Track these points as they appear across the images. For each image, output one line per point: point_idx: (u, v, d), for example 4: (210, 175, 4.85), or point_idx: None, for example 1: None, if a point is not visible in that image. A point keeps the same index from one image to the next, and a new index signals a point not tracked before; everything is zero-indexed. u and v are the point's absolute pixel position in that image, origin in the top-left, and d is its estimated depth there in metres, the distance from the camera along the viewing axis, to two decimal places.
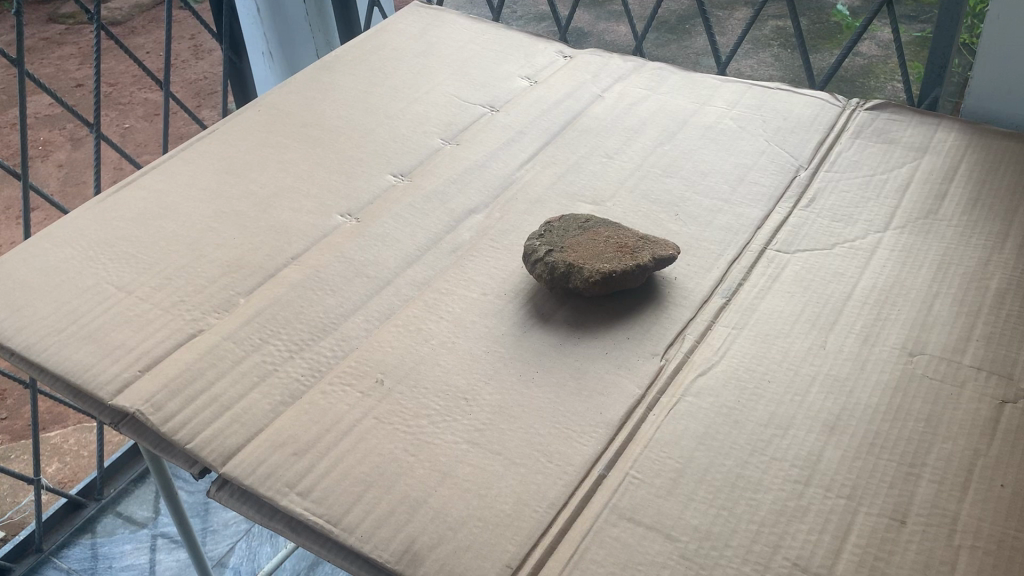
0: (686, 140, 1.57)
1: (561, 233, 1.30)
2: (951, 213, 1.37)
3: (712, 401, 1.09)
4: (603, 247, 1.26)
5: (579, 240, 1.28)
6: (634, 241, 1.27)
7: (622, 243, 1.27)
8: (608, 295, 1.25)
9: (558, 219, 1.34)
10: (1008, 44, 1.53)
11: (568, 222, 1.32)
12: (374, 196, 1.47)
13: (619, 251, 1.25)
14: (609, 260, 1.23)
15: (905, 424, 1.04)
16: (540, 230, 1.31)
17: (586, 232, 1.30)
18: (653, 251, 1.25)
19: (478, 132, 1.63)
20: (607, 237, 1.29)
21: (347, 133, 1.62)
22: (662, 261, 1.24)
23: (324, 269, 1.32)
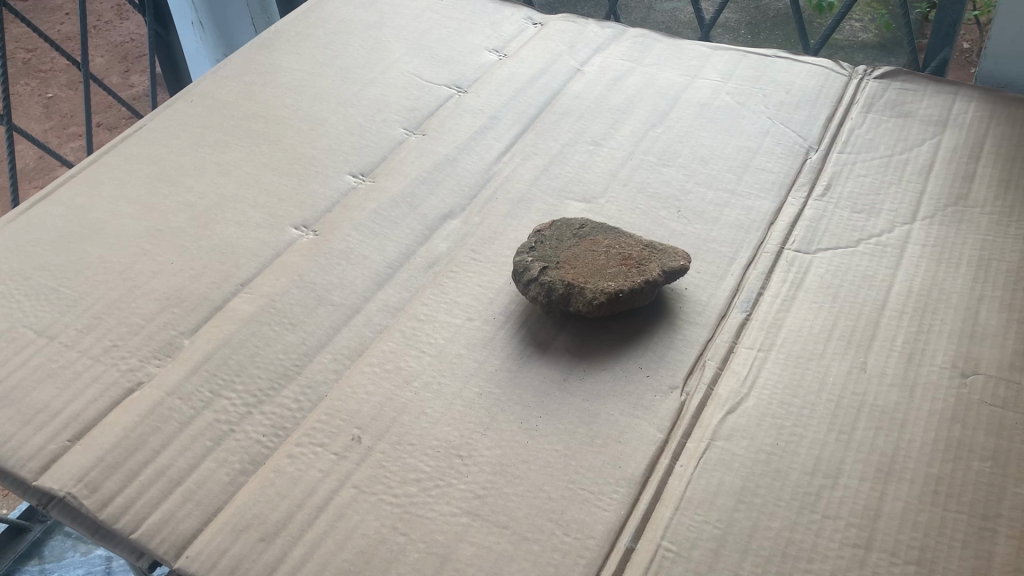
0: (680, 121, 1.41)
1: (554, 245, 1.13)
2: (982, 197, 1.22)
3: (746, 445, 0.94)
4: (605, 259, 1.10)
5: (577, 252, 1.11)
6: (639, 250, 1.11)
7: (626, 253, 1.11)
8: (614, 315, 1.09)
9: (549, 225, 1.17)
10: None
11: (561, 229, 1.16)
12: (332, 201, 1.28)
13: (623, 265, 1.09)
14: (612, 276, 1.07)
15: (969, 464, 0.90)
16: (529, 241, 1.14)
17: (584, 241, 1.13)
18: (663, 262, 1.09)
19: (445, 118, 1.44)
20: (608, 246, 1.12)
21: (296, 124, 1.42)
22: (672, 274, 1.08)
23: (281, 297, 1.13)
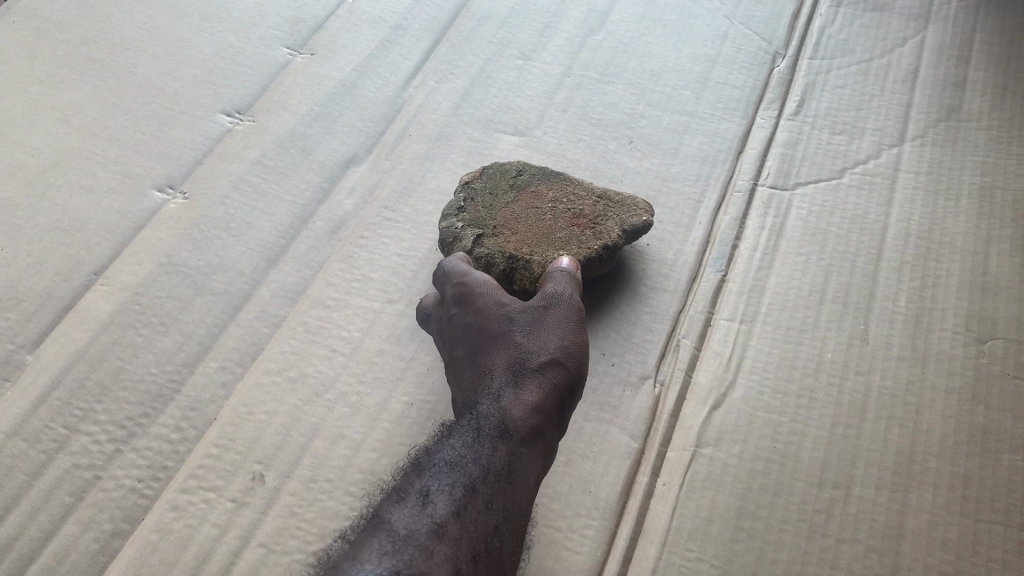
0: (622, 26, 1.19)
1: (488, 202, 0.93)
2: (977, 108, 1.05)
3: (739, 453, 0.78)
4: (552, 219, 0.90)
5: (517, 211, 0.91)
6: (592, 203, 0.91)
7: (576, 209, 0.91)
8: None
9: (478, 173, 0.95)
10: None
11: (494, 178, 0.95)
12: (204, 151, 1.03)
13: (574, 227, 0.89)
14: (563, 242, 0.87)
15: (999, 458, 0.76)
16: (456, 199, 0.93)
17: (523, 194, 0.93)
18: (621, 219, 0.90)
19: (338, 32, 1.18)
20: (553, 200, 0.92)
21: (150, 47, 1.13)
22: (633, 233, 0.89)
23: (148, 289, 0.90)
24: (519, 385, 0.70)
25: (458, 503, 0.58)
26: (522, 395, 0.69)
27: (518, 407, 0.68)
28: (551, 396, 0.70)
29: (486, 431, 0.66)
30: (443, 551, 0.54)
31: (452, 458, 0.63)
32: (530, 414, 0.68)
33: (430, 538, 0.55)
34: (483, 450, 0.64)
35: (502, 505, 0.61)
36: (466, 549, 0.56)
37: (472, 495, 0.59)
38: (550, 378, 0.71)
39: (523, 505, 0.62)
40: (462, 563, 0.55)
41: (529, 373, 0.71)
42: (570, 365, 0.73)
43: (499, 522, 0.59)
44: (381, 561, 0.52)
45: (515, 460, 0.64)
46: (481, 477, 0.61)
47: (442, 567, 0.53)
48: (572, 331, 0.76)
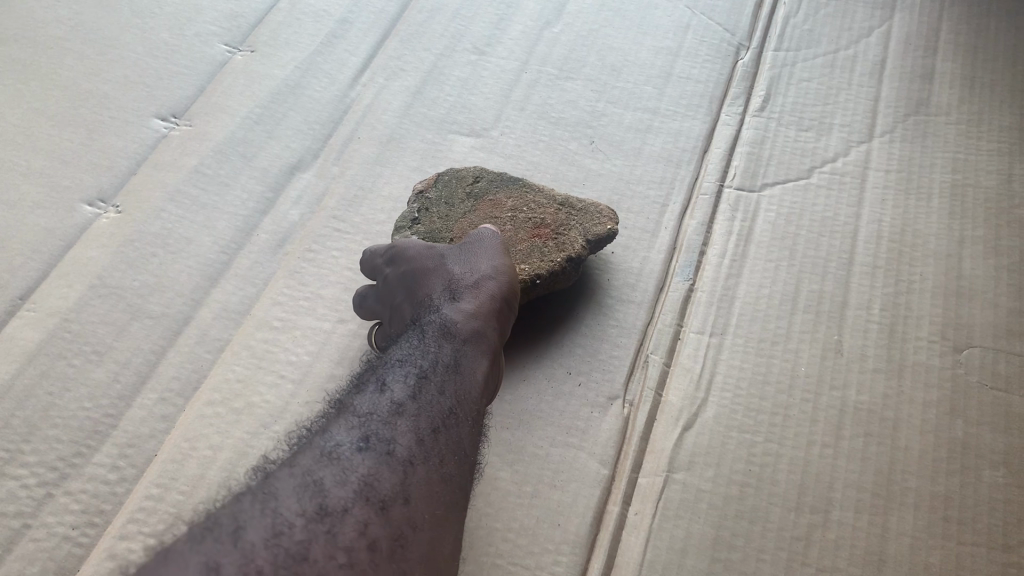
0: (580, 18, 1.14)
1: (444, 211, 0.87)
2: (946, 101, 1.02)
3: (713, 477, 0.74)
4: (511, 228, 0.85)
5: (474, 221, 0.86)
6: (554, 212, 0.86)
7: (537, 219, 0.86)
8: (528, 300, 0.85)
9: (432, 181, 0.91)
10: None
11: (450, 185, 0.90)
12: (138, 159, 0.96)
13: (536, 237, 0.84)
14: (524, 253, 0.82)
15: (980, 476, 0.74)
16: (410, 208, 0.88)
17: (481, 203, 0.88)
18: (584, 228, 0.85)
19: (280, 26, 1.11)
20: (513, 209, 0.87)
21: (76, 45, 1.06)
22: (597, 243, 0.84)
23: (79, 315, 0.83)
24: (456, 299, 0.73)
25: (413, 389, 0.61)
26: (462, 304, 0.72)
27: (457, 317, 0.71)
28: (492, 301, 0.74)
29: (429, 337, 0.69)
30: (405, 426, 0.58)
31: (402, 354, 0.66)
32: (470, 320, 0.71)
33: (391, 416, 0.58)
34: (430, 346, 0.67)
35: (454, 389, 0.64)
36: (425, 423, 0.59)
37: (426, 380, 0.63)
38: (484, 289, 0.74)
39: (475, 388, 0.66)
40: (424, 434, 0.58)
41: (465, 290, 0.74)
42: (505, 275, 0.76)
43: (454, 402, 0.63)
44: (349, 433, 0.56)
45: (462, 354, 0.67)
46: (431, 367, 0.65)
47: (404, 435, 0.57)
48: (500, 254, 0.78)
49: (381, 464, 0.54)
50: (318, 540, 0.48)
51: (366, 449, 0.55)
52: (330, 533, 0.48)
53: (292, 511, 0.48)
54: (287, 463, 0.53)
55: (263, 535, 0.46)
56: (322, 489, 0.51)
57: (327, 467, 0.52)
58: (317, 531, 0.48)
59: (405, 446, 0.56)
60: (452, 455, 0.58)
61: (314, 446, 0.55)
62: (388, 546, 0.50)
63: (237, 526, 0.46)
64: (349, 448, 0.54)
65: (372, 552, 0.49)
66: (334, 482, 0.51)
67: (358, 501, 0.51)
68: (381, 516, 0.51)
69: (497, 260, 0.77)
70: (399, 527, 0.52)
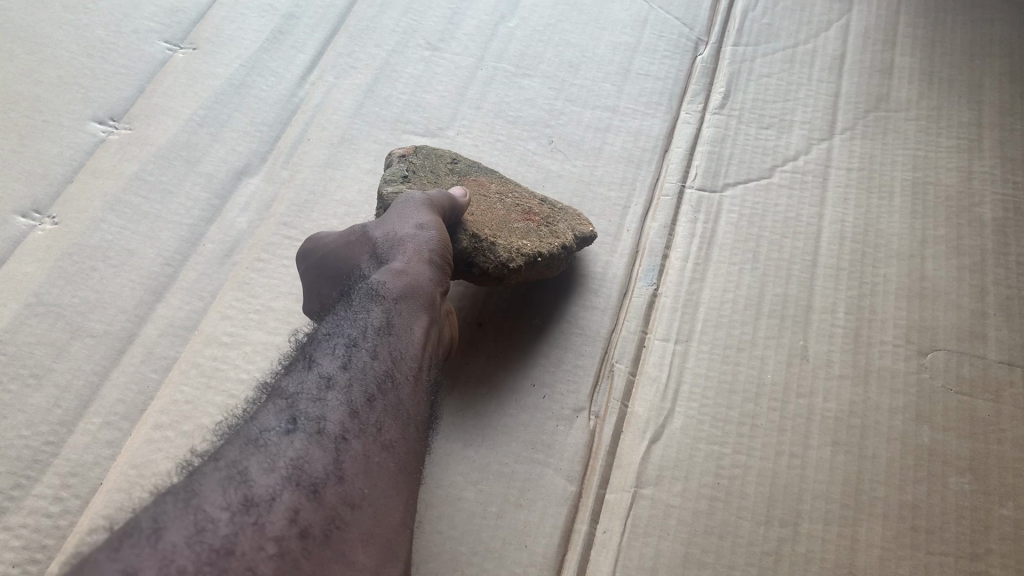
0: (535, 11, 1.11)
1: (432, 180, 0.83)
2: (905, 96, 1.01)
3: (682, 492, 0.73)
4: (503, 208, 0.82)
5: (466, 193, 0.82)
6: (540, 203, 0.85)
7: (525, 206, 0.84)
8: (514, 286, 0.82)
9: (413, 151, 0.86)
10: None
11: (431, 159, 0.86)
12: (74, 166, 0.91)
13: (527, 219, 0.81)
14: (522, 230, 0.80)
15: (947, 483, 0.73)
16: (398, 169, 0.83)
17: (465, 181, 0.85)
18: (571, 223, 0.84)
19: (223, 22, 1.06)
20: (498, 194, 0.84)
21: (3, 43, 1.00)
22: (580, 241, 0.83)
23: (15, 337, 0.79)
24: (385, 262, 0.71)
25: (342, 362, 0.58)
26: (391, 266, 0.70)
27: (388, 275, 0.69)
28: (421, 256, 0.71)
29: (358, 302, 0.66)
30: (335, 401, 0.55)
31: (329, 328, 0.63)
32: (402, 277, 0.69)
33: (319, 393, 0.55)
34: (358, 314, 0.64)
35: (389, 353, 0.61)
36: (359, 393, 0.56)
37: (355, 350, 0.60)
38: (415, 244, 0.72)
39: (412, 350, 0.63)
40: (357, 406, 0.55)
41: (394, 250, 0.72)
42: (431, 224, 0.73)
43: (390, 365, 0.60)
44: (276, 417, 0.52)
45: (395, 312, 0.65)
46: (360, 338, 0.61)
47: (336, 411, 0.54)
48: (424, 202, 0.75)
49: (312, 444, 0.51)
50: (246, 533, 0.44)
51: (295, 430, 0.51)
52: (257, 524, 0.44)
53: (215, 505, 0.44)
54: (210, 456, 0.49)
55: (185, 535, 0.42)
56: (247, 479, 0.47)
57: (253, 455, 0.49)
58: (244, 524, 0.44)
59: (337, 420, 0.53)
60: (390, 422, 0.55)
61: (238, 436, 0.51)
62: (323, 532, 0.47)
63: (155, 528, 0.42)
64: (276, 432, 0.51)
65: (306, 539, 0.46)
66: (261, 470, 0.48)
67: (288, 486, 0.47)
68: (314, 501, 0.48)
69: (431, 214, 0.74)
70: (336, 509, 0.48)
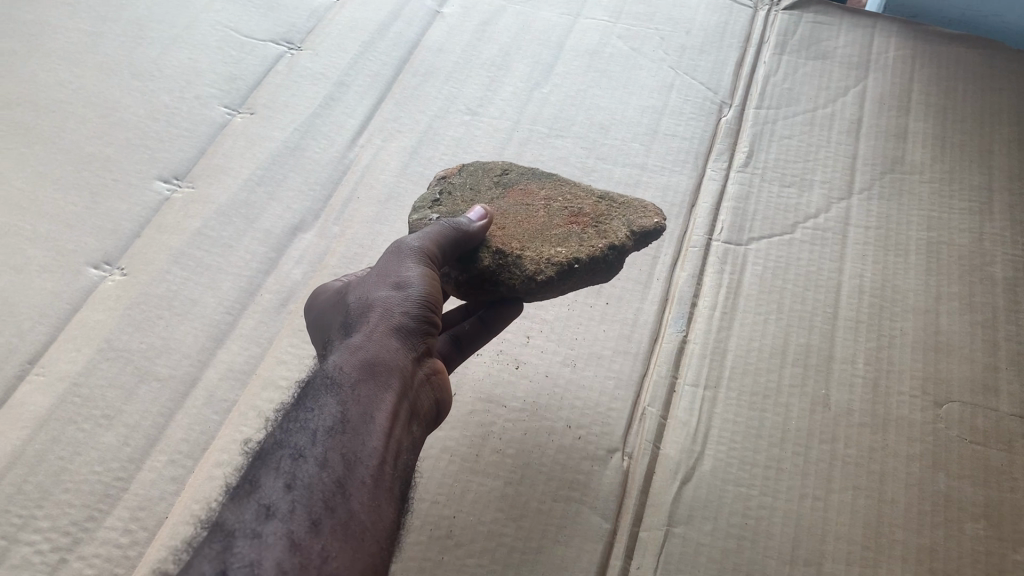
0: (569, 76, 1.17)
1: (470, 196, 0.81)
2: (920, 160, 1.07)
3: (711, 530, 0.77)
4: (549, 212, 0.78)
5: (505, 206, 0.79)
6: (593, 204, 0.79)
7: (575, 208, 0.78)
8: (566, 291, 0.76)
9: (458, 171, 0.85)
10: None
11: (476, 175, 0.84)
12: (141, 222, 0.98)
13: (572, 224, 0.76)
14: (561, 237, 0.74)
15: (963, 528, 0.77)
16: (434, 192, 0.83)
17: (511, 190, 0.82)
18: (628, 220, 0.77)
19: (278, 89, 1.14)
20: (547, 198, 0.80)
21: (77, 109, 1.08)
22: (640, 237, 0.76)
23: (88, 380, 0.85)
24: (352, 331, 0.64)
25: (286, 477, 0.51)
26: (357, 337, 0.63)
27: (348, 349, 0.61)
28: (394, 323, 0.64)
29: (314, 385, 0.59)
30: (274, 532, 0.48)
31: (279, 427, 0.56)
32: (363, 350, 0.61)
33: (257, 525, 0.48)
34: (312, 403, 0.57)
35: (341, 455, 0.54)
36: (302, 519, 0.49)
37: (303, 459, 0.53)
38: (386, 308, 0.64)
39: (372, 444, 0.55)
40: (299, 539, 0.48)
41: (363, 315, 0.64)
42: (408, 282, 0.66)
43: (340, 473, 0.53)
44: (204, 568, 0.45)
45: (352, 400, 0.58)
46: (311, 439, 0.54)
47: (274, 548, 0.47)
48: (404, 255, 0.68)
49: None
50: None
51: None
52: None
53: None
54: None
55: None
56: None
57: None
58: None
59: (274, 563, 0.46)
60: (337, 550, 0.49)
61: None
62: None
63: None
64: None
65: None
66: None
67: None
68: None
69: (413, 266, 0.67)
70: None
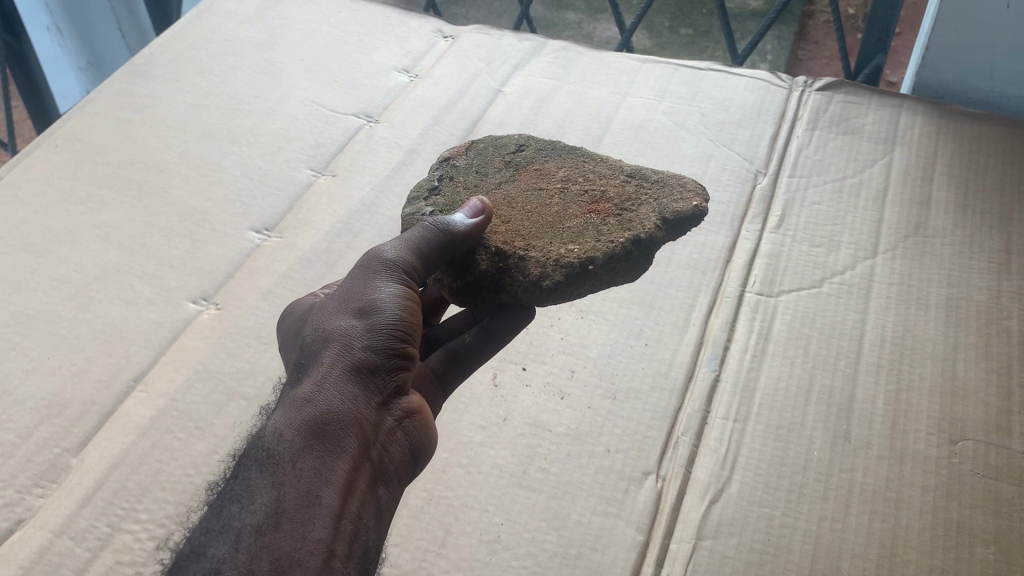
0: (617, 145, 1.29)
1: (475, 181, 0.93)
2: (942, 225, 1.15)
3: (736, 545, 0.84)
4: (563, 204, 0.88)
5: (526, 193, 0.90)
6: (616, 192, 0.89)
7: (595, 196, 0.89)
8: (595, 291, 0.86)
9: (467, 152, 0.97)
10: (960, 20, 1.28)
11: (487, 157, 0.96)
12: (235, 266, 1.12)
13: (591, 215, 0.87)
14: (576, 231, 0.85)
15: (973, 552, 0.83)
16: (436, 175, 0.95)
17: (526, 175, 0.93)
18: (658, 208, 0.87)
19: (356, 155, 1.28)
20: (567, 183, 0.91)
21: (182, 171, 1.24)
22: (660, 222, 0.86)
23: (183, 397, 0.97)
24: (307, 374, 0.72)
25: None
26: (307, 389, 0.70)
27: (298, 398, 0.70)
28: (343, 373, 0.71)
29: (259, 451, 0.67)
30: None
31: (218, 522, 0.64)
32: (309, 404, 0.69)
33: None
34: (252, 489, 0.65)
35: (269, 558, 0.61)
36: None
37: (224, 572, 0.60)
38: (338, 351, 0.73)
39: (305, 532, 0.63)
40: None
41: (318, 357, 0.73)
42: (362, 323, 0.74)
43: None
44: None
45: (285, 484, 0.65)
46: (238, 544, 0.62)
47: None
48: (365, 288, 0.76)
49: None
50: None
51: None
52: None
53: None
54: None
55: None
56: None
57: None
58: None
59: None
60: None
61: None
62: None
63: None
64: None
65: None
66: None
67: None
68: None
69: (370, 299, 0.75)
70: None
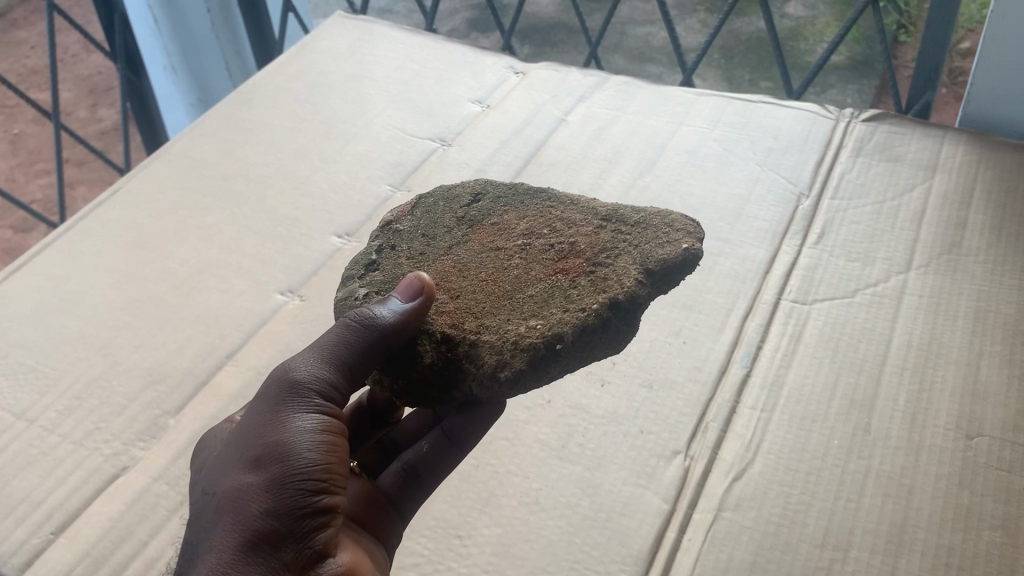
0: (668, 168, 1.39)
1: (421, 248, 0.91)
2: (976, 245, 1.21)
3: (755, 516, 0.91)
4: (525, 268, 0.85)
5: (478, 259, 0.87)
6: (584, 248, 0.85)
7: (562, 260, 0.85)
8: (570, 368, 0.79)
9: (409, 217, 0.96)
10: (1000, 55, 1.34)
11: (435, 220, 0.95)
12: (318, 264, 1.25)
13: (558, 282, 0.82)
14: (542, 308, 0.80)
15: (980, 533, 0.88)
16: (375, 245, 0.94)
17: (478, 235, 0.91)
18: (634, 263, 0.83)
19: (430, 173, 1.41)
20: (527, 243, 0.88)
21: (276, 184, 1.39)
22: (635, 282, 0.81)
23: (268, 372, 1.10)
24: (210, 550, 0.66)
25: None
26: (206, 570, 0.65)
27: None
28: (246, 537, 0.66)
29: None
30: None
31: None
32: None
33: None
34: None
35: None
36: None
37: None
38: (239, 515, 0.67)
39: None
40: None
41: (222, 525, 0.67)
42: (264, 471, 0.69)
43: None
44: None
45: None
46: None
47: None
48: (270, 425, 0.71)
49: None
50: None
51: None
52: None
53: None
54: None
55: None
56: None
57: None
58: None
59: None
60: None
61: None
62: None
63: None
64: None
65: None
66: None
67: None
68: None
69: (274, 441, 0.70)
70: None
